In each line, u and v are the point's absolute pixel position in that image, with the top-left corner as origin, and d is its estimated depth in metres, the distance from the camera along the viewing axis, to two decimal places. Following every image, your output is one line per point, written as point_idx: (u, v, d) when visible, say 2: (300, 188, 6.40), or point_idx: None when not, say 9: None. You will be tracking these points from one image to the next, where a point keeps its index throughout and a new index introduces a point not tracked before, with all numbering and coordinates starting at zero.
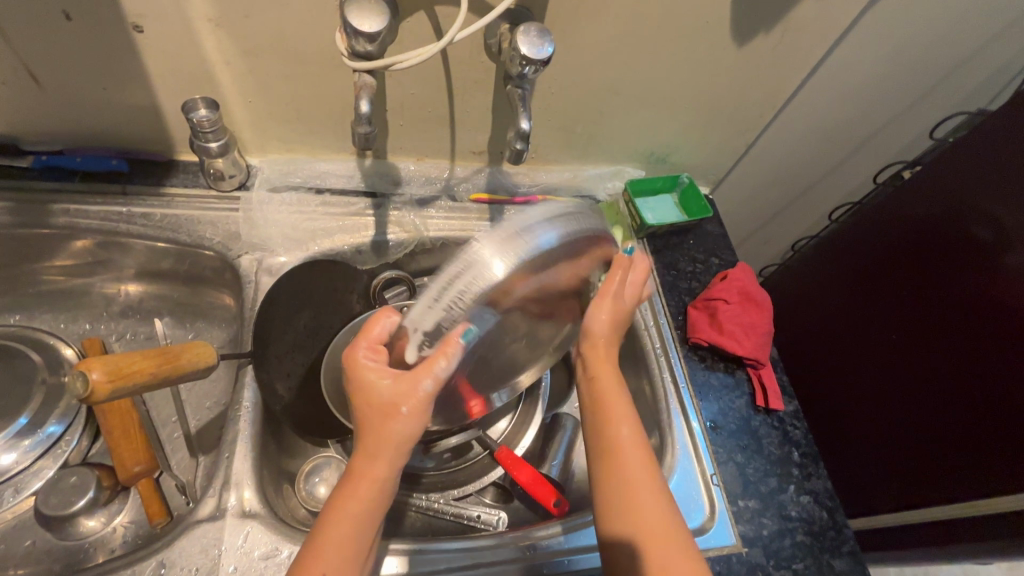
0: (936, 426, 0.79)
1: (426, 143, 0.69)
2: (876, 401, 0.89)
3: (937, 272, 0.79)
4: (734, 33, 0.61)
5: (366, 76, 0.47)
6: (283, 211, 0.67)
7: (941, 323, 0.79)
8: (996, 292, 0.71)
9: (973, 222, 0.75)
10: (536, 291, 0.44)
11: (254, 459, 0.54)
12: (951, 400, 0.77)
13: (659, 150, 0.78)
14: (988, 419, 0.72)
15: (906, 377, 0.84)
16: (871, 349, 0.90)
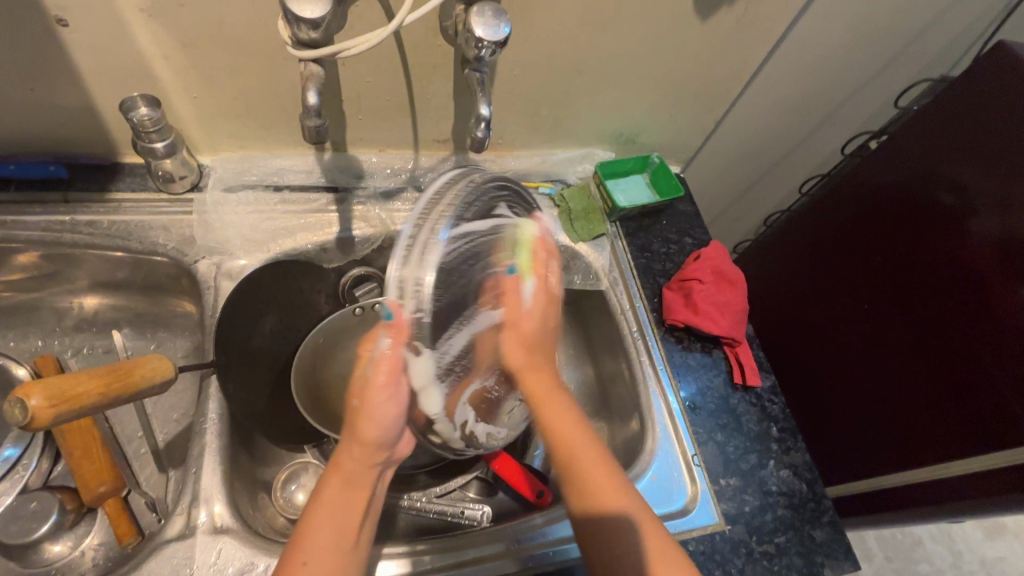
0: (908, 391, 0.80)
1: (387, 132, 0.67)
2: (849, 370, 0.90)
3: (905, 240, 0.80)
4: (696, 7, 0.60)
5: (313, 65, 0.44)
6: (242, 211, 0.64)
7: (907, 290, 0.80)
8: (962, 257, 0.73)
9: (937, 188, 0.76)
10: (477, 262, 0.46)
11: (224, 472, 0.52)
12: (921, 365, 0.79)
13: (628, 130, 0.77)
14: (959, 382, 0.74)
15: (879, 346, 0.85)
16: (844, 319, 0.91)
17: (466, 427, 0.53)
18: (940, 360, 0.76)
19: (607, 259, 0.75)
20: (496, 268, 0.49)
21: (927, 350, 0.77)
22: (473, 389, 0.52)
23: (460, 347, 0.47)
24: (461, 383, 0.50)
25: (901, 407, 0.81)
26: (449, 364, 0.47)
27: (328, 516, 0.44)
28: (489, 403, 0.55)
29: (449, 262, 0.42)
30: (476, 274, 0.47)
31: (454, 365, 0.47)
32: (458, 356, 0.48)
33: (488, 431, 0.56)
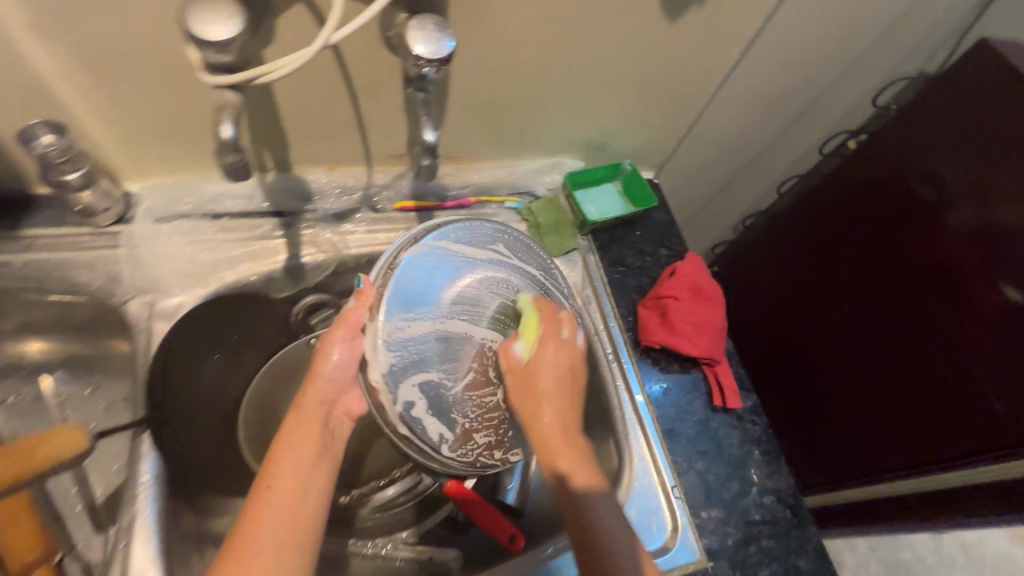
0: (892, 396, 0.78)
1: (335, 149, 0.61)
2: (830, 375, 0.88)
3: (887, 240, 0.78)
4: (664, 8, 0.55)
5: (228, 93, 0.38)
6: (177, 243, 0.58)
7: (888, 290, 0.78)
8: (945, 258, 0.70)
9: (918, 186, 0.74)
10: (460, 275, 0.51)
11: (160, 542, 0.47)
12: (904, 370, 0.76)
13: (597, 138, 0.72)
14: (944, 387, 0.71)
15: (862, 350, 0.82)
16: (824, 323, 0.89)
17: (414, 420, 0.47)
18: (923, 364, 0.73)
19: (580, 275, 0.71)
20: (496, 299, 0.53)
21: (909, 353, 0.75)
22: (428, 378, 0.49)
23: (421, 335, 0.49)
24: (418, 365, 0.48)
25: (885, 414, 0.79)
26: (406, 341, 0.47)
27: (289, 452, 0.46)
28: (454, 407, 0.50)
29: (420, 264, 0.50)
30: (455, 286, 0.51)
31: (412, 345, 0.48)
32: (415, 341, 0.48)
33: (448, 436, 0.49)
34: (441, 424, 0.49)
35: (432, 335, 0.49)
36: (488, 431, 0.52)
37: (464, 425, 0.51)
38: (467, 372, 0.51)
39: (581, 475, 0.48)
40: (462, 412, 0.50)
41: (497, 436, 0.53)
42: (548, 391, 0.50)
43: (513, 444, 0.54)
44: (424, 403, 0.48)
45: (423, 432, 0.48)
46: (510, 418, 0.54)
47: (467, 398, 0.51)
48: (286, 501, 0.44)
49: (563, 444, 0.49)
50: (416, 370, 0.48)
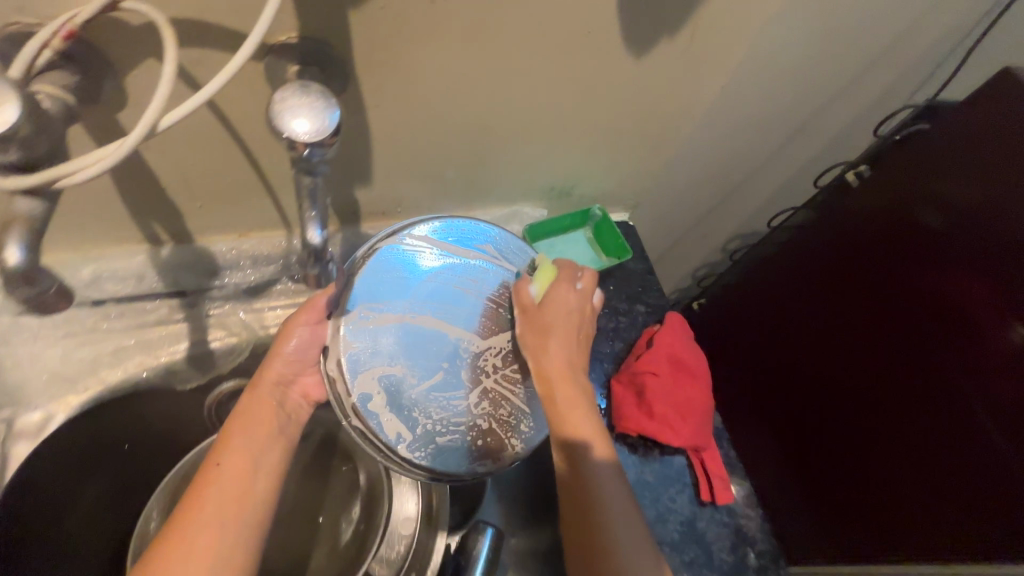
0: (883, 455, 0.66)
1: (242, 217, 0.51)
2: (820, 428, 0.76)
3: (886, 275, 0.67)
4: (627, 45, 0.46)
5: (21, 201, 0.27)
6: (46, 339, 0.48)
7: (884, 333, 0.67)
8: (951, 294, 0.59)
9: (920, 214, 0.63)
10: (444, 269, 0.46)
11: None
12: (897, 424, 0.64)
13: (561, 182, 0.63)
14: (943, 448, 0.59)
15: (855, 407, 0.71)
16: (815, 366, 0.77)
17: (369, 414, 0.39)
18: (923, 422, 0.61)
19: None
20: (483, 298, 0.47)
21: (908, 411, 0.63)
22: (389, 373, 0.41)
23: (386, 327, 0.43)
24: (379, 355, 0.42)
25: (880, 489, 0.66)
26: (370, 331, 0.42)
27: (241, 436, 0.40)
28: (416, 408, 0.41)
29: (394, 258, 0.45)
30: (433, 278, 0.45)
31: (375, 334, 0.42)
32: (380, 337, 0.42)
33: (406, 436, 0.40)
34: (402, 422, 0.40)
35: (403, 327, 0.43)
36: (460, 434, 0.42)
37: (428, 426, 0.41)
38: (438, 370, 0.43)
39: (582, 418, 0.43)
40: (426, 413, 0.42)
41: (470, 440, 0.42)
42: (560, 325, 0.46)
43: (485, 454, 0.43)
44: (383, 397, 0.40)
45: (379, 431, 0.40)
46: (485, 426, 0.43)
47: (432, 402, 0.42)
48: (229, 494, 0.38)
49: (572, 383, 0.44)
50: (377, 365, 0.41)
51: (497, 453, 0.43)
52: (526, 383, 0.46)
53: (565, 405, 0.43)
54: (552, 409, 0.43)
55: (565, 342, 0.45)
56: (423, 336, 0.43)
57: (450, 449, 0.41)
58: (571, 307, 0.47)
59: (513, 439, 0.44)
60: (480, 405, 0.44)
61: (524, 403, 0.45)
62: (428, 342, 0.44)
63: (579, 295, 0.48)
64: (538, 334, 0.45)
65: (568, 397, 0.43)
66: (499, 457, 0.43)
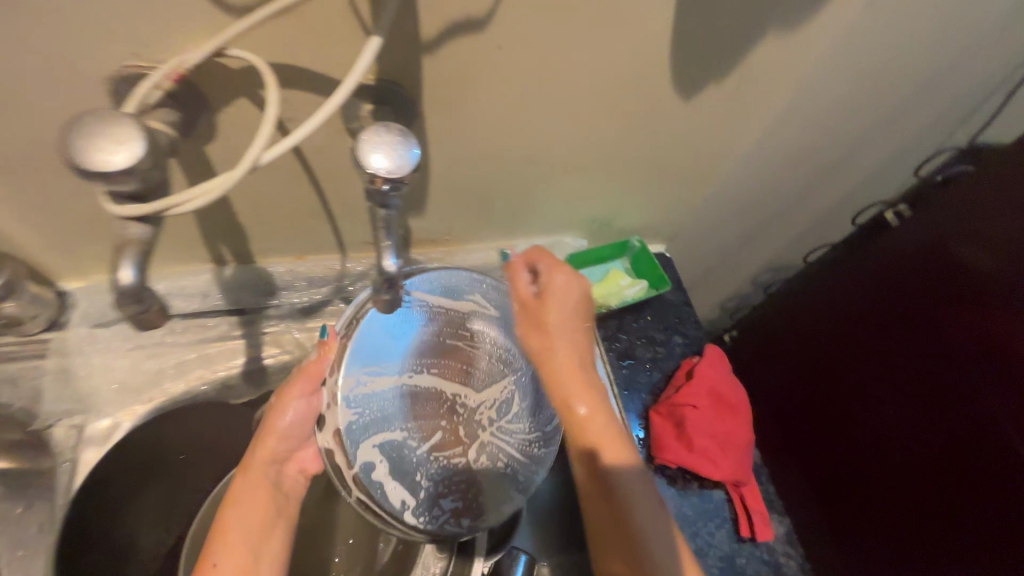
0: (917, 487, 0.64)
1: (302, 240, 0.53)
2: (846, 459, 0.74)
3: (922, 309, 0.66)
4: (677, 86, 0.48)
5: (132, 228, 0.30)
6: (115, 351, 0.51)
7: (906, 371, 0.66)
8: (992, 331, 0.58)
9: (964, 252, 0.63)
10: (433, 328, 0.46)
11: None
12: (932, 454, 0.62)
13: (602, 215, 0.64)
14: (984, 482, 0.57)
15: (874, 458, 0.70)
16: (845, 397, 0.76)
17: (375, 483, 0.41)
18: (957, 450, 0.60)
19: None
20: (475, 356, 0.48)
21: (937, 453, 0.62)
22: (391, 439, 0.43)
23: (383, 391, 0.43)
24: (380, 419, 0.43)
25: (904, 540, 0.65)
26: (368, 395, 0.43)
27: (237, 515, 0.40)
28: (419, 468, 0.43)
29: (388, 317, 0.44)
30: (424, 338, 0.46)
31: (375, 398, 0.42)
32: (379, 398, 0.43)
33: (411, 502, 0.42)
34: (406, 486, 0.42)
35: (398, 390, 0.44)
36: (458, 494, 0.44)
37: (431, 488, 0.43)
38: (435, 431, 0.45)
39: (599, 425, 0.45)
40: (428, 474, 0.43)
41: (467, 500, 0.44)
42: (557, 320, 0.47)
43: (486, 509, 0.45)
44: (386, 465, 0.42)
45: (384, 500, 0.41)
46: (484, 482, 0.45)
47: (434, 462, 0.44)
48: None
49: (577, 381, 0.46)
50: (378, 429, 0.43)
51: (497, 504, 0.45)
52: (520, 434, 0.47)
53: (575, 399, 0.45)
54: (562, 406, 0.45)
55: (573, 337, 0.47)
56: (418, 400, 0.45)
57: (451, 514, 0.43)
58: (575, 296, 0.48)
59: (511, 490, 0.46)
60: (480, 460, 0.46)
61: (521, 456, 0.47)
62: (422, 403, 0.46)
63: (575, 281, 0.48)
64: (539, 335, 0.46)
65: (570, 395, 0.45)
66: (497, 509, 0.45)
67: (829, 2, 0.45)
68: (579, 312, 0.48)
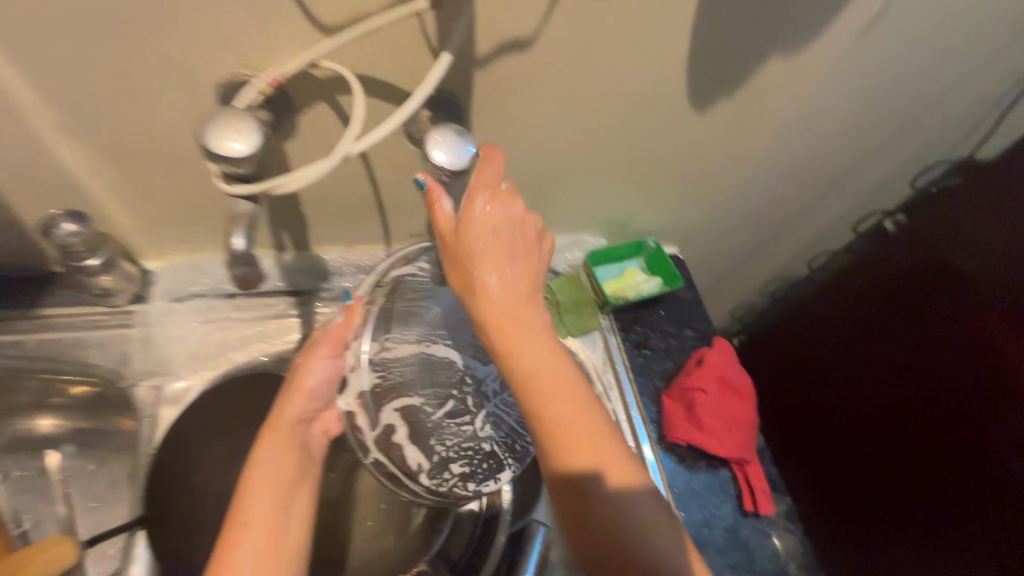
0: (922, 469, 0.70)
1: (353, 230, 0.60)
2: (856, 445, 0.81)
3: (918, 309, 0.72)
4: (692, 100, 0.54)
5: (243, 204, 0.37)
6: (190, 323, 0.58)
7: (908, 366, 0.73)
8: (981, 330, 0.64)
9: (955, 255, 0.69)
10: (446, 301, 0.51)
11: None
12: (933, 440, 0.69)
13: (620, 217, 0.70)
14: (980, 463, 0.64)
15: (876, 446, 0.78)
16: (854, 390, 0.82)
17: (393, 446, 0.47)
18: (954, 436, 0.67)
19: (601, 358, 0.67)
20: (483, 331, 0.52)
21: (936, 438, 0.69)
22: (410, 404, 0.49)
23: (404, 358, 0.49)
24: (399, 384, 0.49)
25: (896, 513, 0.75)
26: (391, 361, 0.49)
27: (266, 467, 0.44)
28: (436, 434, 0.49)
29: (409, 288, 0.50)
30: (439, 311, 0.51)
31: (396, 364, 0.49)
32: (400, 364, 0.49)
33: (426, 465, 0.48)
34: (421, 450, 0.49)
35: (417, 356, 0.50)
36: (466, 459, 0.50)
37: (444, 453, 0.49)
38: (448, 399, 0.50)
39: (549, 370, 0.40)
40: (441, 441, 0.49)
41: (473, 465, 0.50)
42: (484, 255, 0.40)
43: (489, 476, 0.51)
44: (405, 429, 0.48)
45: (401, 462, 0.48)
46: (488, 449, 0.51)
47: (445, 426, 0.50)
48: (264, 524, 0.41)
49: (515, 327, 0.40)
50: (399, 395, 0.49)
51: (497, 473, 0.51)
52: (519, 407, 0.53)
53: (514, 348, 0.40)
54: (500, 355, 0.40)
55: (509, 275, 0.41)
56: (433, 371, 0.50)
57: (459, 477, 0.49)
58: (501, 225, 0.41)
59: (508, 460, 0.52)
60: (485, 429, 0.51)
61: (520, 428, 0.53)
62: (437, 371, 0.51)
63: (501, 205, 0.41)
64: (466, 274, 0.40)
65: (507, 344, 0.40)
66: (498, 476, 0.51)
67: (829, 30, 0.51)
68: (517, 245, 0.41)
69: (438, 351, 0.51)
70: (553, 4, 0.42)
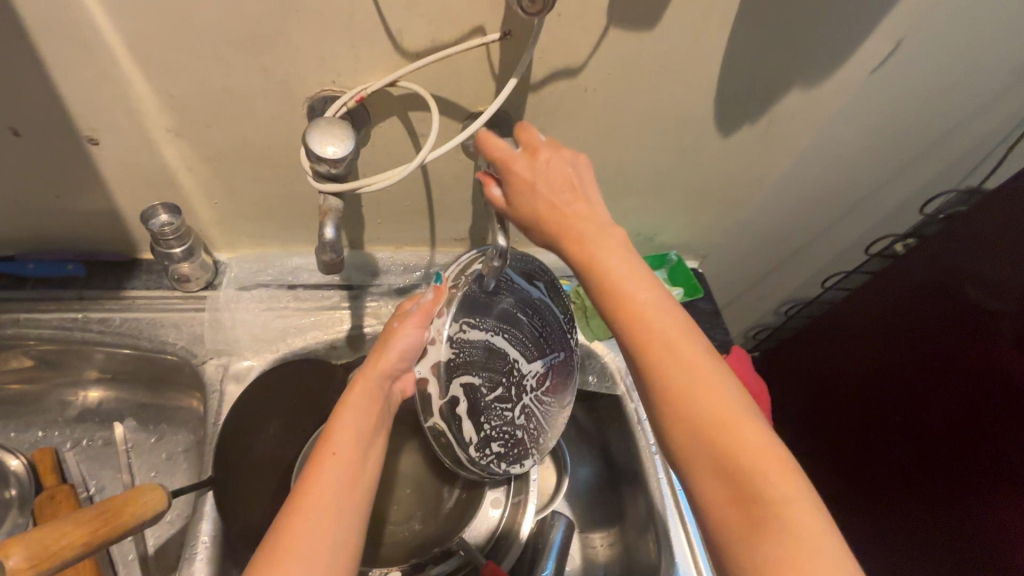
0: (931, 484, 0.75)
1: (403, 232, 0.66)
2: (872, 459, 0.84)
3: (936, 334, 0.75)
4: (719, 124, 0.60)
5: (333, 199, 0.44)
6: (254, 309, 0.64)
7: (925, 388, 0.76)
8: (997, 358, 0.67)
9: (967, 284, 0.72)
10: (509, 299, 0.57)
11: None
12: (943, 458, 0.73)
13: (645, 230, 0.75)
14: (986, 482, 0.67)
15: (890, 461, 0.81)
16: (871, 409, 0.85)
17: (454, 419, 0.53)
18: (964, 456, 0.70)
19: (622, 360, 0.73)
20: (530, 332, 0.60)
21: (946, 457, 0.72)
22: (472, 382, 0.55)
23: (473, 342, 0.54)
24: (467, 366, 0.54)
25: (906, 524, 0.79)
26: (464, 341, 0.53)
27: (353, 413, 0.47)
28: (485, 413, 0.57)
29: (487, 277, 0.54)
30: (504, 306, 0.57)
31: (467, 346, 0.53)
32: (471, 346, 0.54)
33: (475, 439, 0.55)
34: (473, 427, 0.55)
35: (482, 342, 0.55)
36: (504, 441, 0.59)
37: (488, 431, 0.57)
38: (500, 385, 0.58)
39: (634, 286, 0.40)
40: (489, 422, 0.57)
41: (509, 447, 0.59)
42: (542, 201, 0.43)
43: (518, 459, 0.60)
44: (466, 405, 0.54)
45: (458, 432, 0.54)
46: (519, 436, 0.60)
47: (493, 409, 0.57)
48: (345, 461, 0.43)
49: (591, 240, 0.42)
50: (465, 372, 0.54)
51: (523, 459, 0.60)
52: (549, 403, 0.62)
53: (590, 258, 0.42)
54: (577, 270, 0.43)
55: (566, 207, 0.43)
56: (490, 358, 0.56)
57: (495, 455, 0.58)
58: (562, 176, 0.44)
59: (531, 450, 0.61)
60: (519, 418, 0.60)
61: (548, 422, 0.62)
62: (494, 358, 0.57)
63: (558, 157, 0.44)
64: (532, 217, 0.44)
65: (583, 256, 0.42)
66: (524, 461, 0.60)
67: (843, 68, 0.56)
68: (555, 183, 0.44)
69: (498, 341, 0.57)
70: (602, 36, 0.48)
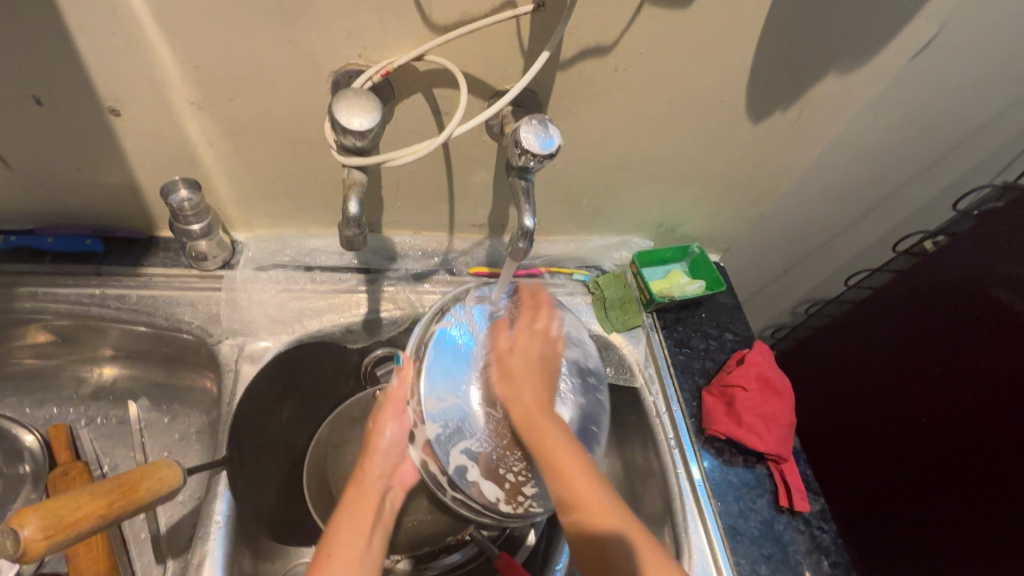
0: (953, 489, 0.73)
1: (421, 216, 0.64)
2: (893, 462, 0.82)
3: (960, 335, 0.73)
4: (751, 110, 0.58)
5: (357, 173, 0.44)
6: (270, 290, 0.63)
7: (947, 391, 0.74)
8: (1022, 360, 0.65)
9: (995, 283, 0.70)
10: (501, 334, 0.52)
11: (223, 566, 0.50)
12: (966, 461, 0.71)
13: (667, 221, 0.74)
14: (1013, 487, 0.65)
15: (909, 464, 0.79)
16: (891, 411, 0.83)
17: (463, 484, 0.47)
18: (989, 460, 0.68)
19: (642, 353, 0.71)
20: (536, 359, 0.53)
21: (969, 460, 0.70)
22: (471, 445, 0.48)
23: (459, 404, 0.49)
24: (461, 430, 0.48)
25: (924, 528, 0.77)
26: (448, 410, 0.48)
27: (348, 521, 0.48)
28: (501, 462, 0.49)
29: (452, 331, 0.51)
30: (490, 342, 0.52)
31: (453, 412, 0.48)
32: (456, 406, 0.49)
33: (501, 495, 0.48)
34: (497, 484, 0.48)
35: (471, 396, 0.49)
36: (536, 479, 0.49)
37: (514, 479, 0.49)
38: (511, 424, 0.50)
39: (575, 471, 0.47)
40: (509, 468, 0.49)
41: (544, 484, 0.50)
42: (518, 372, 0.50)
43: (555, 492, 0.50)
44: (475, 467, 0.48)
45: (475, 496, 0.48)
46: None
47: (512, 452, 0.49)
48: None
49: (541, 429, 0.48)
50: (460, 438, 0.48)
51: None
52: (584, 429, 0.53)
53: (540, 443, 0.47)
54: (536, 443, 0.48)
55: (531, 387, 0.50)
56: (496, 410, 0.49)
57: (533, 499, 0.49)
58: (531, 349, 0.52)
59: None
60: None
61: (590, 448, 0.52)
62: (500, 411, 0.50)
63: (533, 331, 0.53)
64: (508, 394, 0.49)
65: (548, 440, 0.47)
66: None
67: (884, 51, 0.54)
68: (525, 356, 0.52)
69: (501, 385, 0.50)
70: (637, 12, 0.46)
